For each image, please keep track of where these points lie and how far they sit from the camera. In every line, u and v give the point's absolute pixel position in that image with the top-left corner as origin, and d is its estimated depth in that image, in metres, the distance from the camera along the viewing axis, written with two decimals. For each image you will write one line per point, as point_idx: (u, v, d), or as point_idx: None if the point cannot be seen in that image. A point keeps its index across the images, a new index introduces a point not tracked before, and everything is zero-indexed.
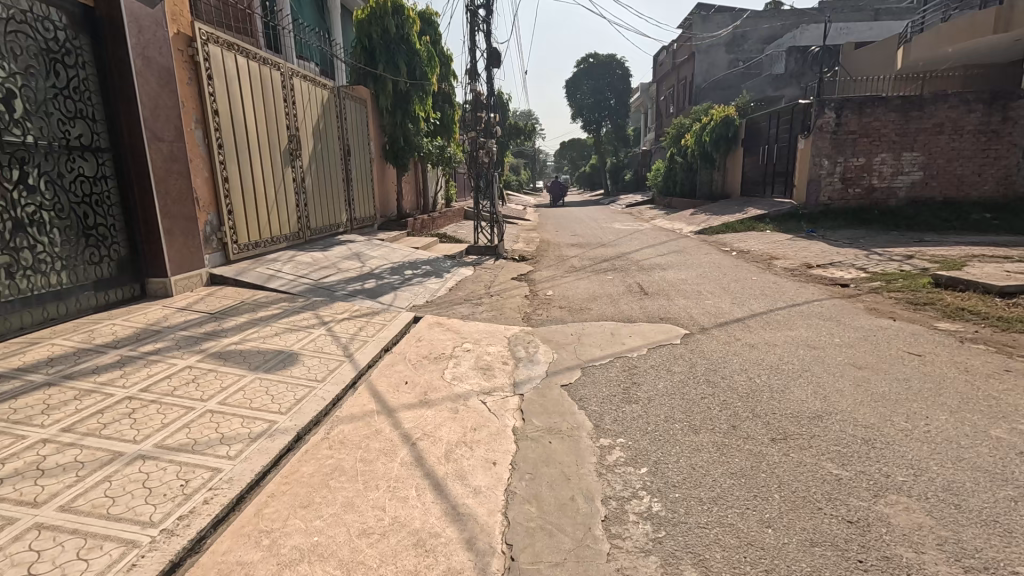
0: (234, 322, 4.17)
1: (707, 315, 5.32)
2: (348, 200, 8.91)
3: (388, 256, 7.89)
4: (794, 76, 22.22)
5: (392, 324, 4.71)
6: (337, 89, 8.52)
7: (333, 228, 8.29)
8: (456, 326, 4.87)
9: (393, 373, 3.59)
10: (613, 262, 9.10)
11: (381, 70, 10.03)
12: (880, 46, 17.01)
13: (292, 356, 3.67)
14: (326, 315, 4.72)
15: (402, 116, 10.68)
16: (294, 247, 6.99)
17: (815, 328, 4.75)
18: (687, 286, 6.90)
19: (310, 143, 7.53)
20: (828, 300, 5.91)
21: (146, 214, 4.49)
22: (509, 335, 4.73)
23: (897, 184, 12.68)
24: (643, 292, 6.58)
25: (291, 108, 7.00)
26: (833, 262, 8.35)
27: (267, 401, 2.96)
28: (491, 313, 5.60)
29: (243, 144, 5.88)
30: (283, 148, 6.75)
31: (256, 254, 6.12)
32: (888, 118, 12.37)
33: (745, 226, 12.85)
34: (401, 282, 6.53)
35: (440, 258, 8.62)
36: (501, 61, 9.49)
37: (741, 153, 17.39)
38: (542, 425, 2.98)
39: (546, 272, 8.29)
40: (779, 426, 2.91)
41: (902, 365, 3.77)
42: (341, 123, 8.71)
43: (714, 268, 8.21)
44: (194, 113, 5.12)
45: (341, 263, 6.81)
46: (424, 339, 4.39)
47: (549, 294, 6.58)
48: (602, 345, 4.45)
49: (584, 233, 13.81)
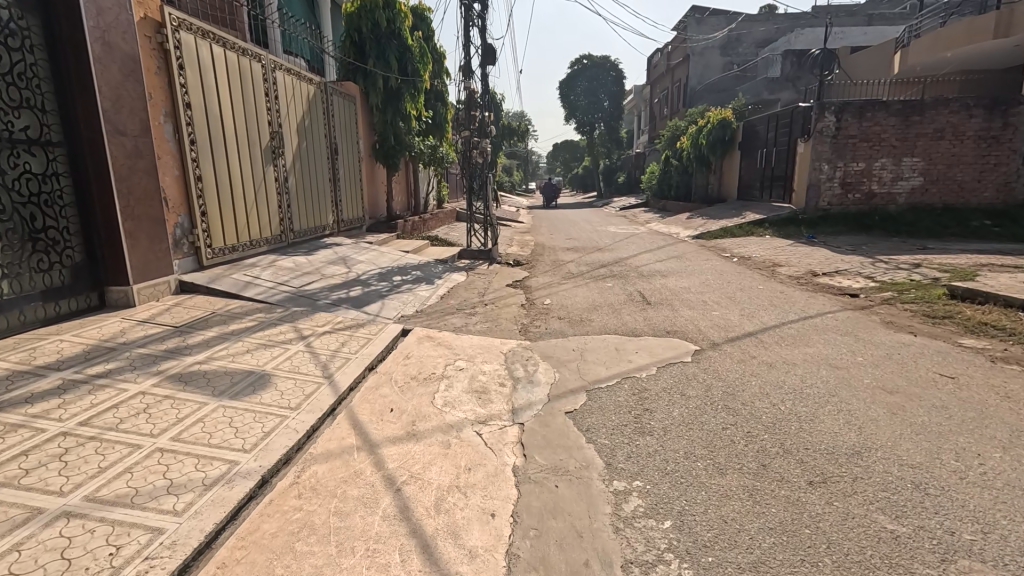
0: (201, 337, 3.75)
1: (715, 328, 4.99)
2: (335, 200, 8.50)
3: (375, 260, 7.48)
4: (789, 80, 21.82)
5: (378, 338, 4.32)
6: (324, 84, 8.10)
7: (319, 230, 7.88)
8: (448, 340, 4.49)
9: (377, 399, 3.20)
10: (611, 267, 8.76)
11: (372, 65, 9.60)
12: (878, 50, 16.83)
13: (263, 378, 3.26)
14: (306, 327, 4.32)
15: (394, 114, 10.28)
16: (275, 251, 6.56)
17: (834, 345, 4.43)
18: (691, 295, 6.57)
19: (294, 140, 7.11)
20: (840, 312, 5.61)
21: (104, 215, 4.06)
22: (506, 351, 4.36)
23: (897, 190, 12.48)
24: (645, 301, 6.24)
25: (273, 102, 6.57)
26: (839, 270, 8.08)
27: (229, 436, 2.56)
28: (486, 324, 5.23)
29: (218, 139, 5.46)
30: (264, 144, 6.33)
31: (233, 258, 5.70)
32: (888, 122, 12.16)
33: (744, 231, 12.58)
34: (389, 290, 6.13)
35: (431, 262, 8.23)
36: (496, 58, 9.13)
37: (738, 157, 17.15)
38: (546, 463, 2.61)
39: (542, 278, 7.93)
40: (816, 466, 2.56)
41: (937, 390, 3.44)
42: (329, 120, 8.28)
43: (717, 275, 7.91)
44: (163, 106, 4.70)
45: (326, 269, 6.39)
46: (413, 356, 4.01)
47: (547, 303, 6.21)
48: (607, 362, 4.09)
49: (579, 237, 13.47)
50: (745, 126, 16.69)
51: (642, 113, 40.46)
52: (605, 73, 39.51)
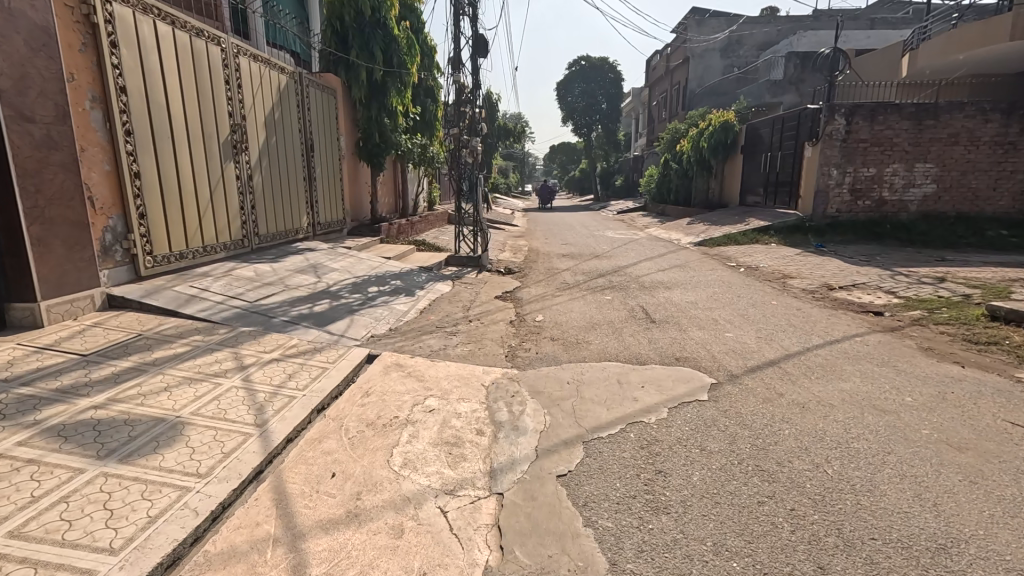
0: (111, 370, 3.06)
1: (732, 356, 4.32)
2: (310, 201, 7.80)
3: (351, 268, 6.79)
4: (792, 83, 21.06)
5: (337, 368, 3.63)
6: (298, 74, 7.41)
7: (290, 234, 7.18)
8: (422, 368, 3.81)
9: (317, 459, 2.51)
10: (611, 278, 8.10)
11: (355, 56, 8.91)
12: (887, 53, 16.28)
13: (174, 429, 2.57)
14: (250, 354, 3.62)
15: (378, 110, 9.60)
16: (235, 258, 5.85)
17: (872, 380, 3.79)
18: (700, 312, 5.91)
19: (261, 135, 6.40)
20: (869, 335, 4.97)
21: (5, 217, 3.37)
22: (487, 383, 3.68)
23: (909, 198, 11.90)
24: (649, 319, 5.58)
25: (235, 91, 5.87)
26: (856, 283, 7.47)
27: (96, 527, 1.87)
28: (467, 347, 4.54)
29: (165, 131, 4.77)
30: (223, 139, 5.64)
31: (181, 267, 4.99)
32: (901, 126, 11.58)
33: (749, 238, 11.94)
34: (362, 303, 5.44)
35: (414, 270, 7.55)
36: (488, 50, 8.46)
37: (741, 160, 16.56)
38: (528, 562, 1.94)
39: (535, 289, 7.25)
40: (895, 573, 1.89)
41: (1016, 445, 2.80)
42: (303, 114, 7.59)
43: (724, 288, 7.29)
44: (90, 90, 4.01)
45: (291, 279, 5.69)
46: (374, 393, 3.31)
47: (539, 320, 5.53)
48: (606, 400, 3.44)
49: (574, 242, 12.82)
50: (748, 129, 16.12)
51: (641, 116, 40.00)
52: (602, 75, 38.88)
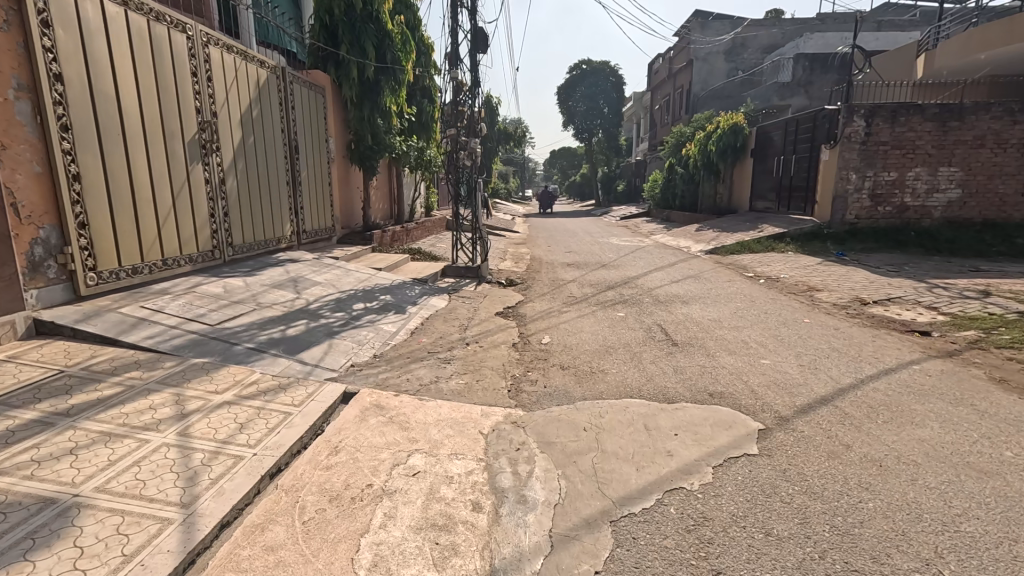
0: (7, 425, 2.40)
1: (776, 392, 3.66)
2: (294, 207, 7.15)
3: (336, 282, 6.14)
4: (800, 85, 20.50)
5: (305, 412, 2.97)
6: (280, 69, 6.80)
7: (270, 244, 6.52)
8: (408, 412, 3.15)
9: (257, 561, 1.85)
10: (622, 290, 7.45)
11: (345, 50, 8.26)
12: (898, 54, 15.79)
13: (64, 515, 1.91)
14: (196, 395, 2.95)
15: (371, 110, 8.96)
16: (203, 271, 5.19)
17: (952, 425, 3.12)
18: (726, 332, 5.25)
19: (236, 134, 5.77)
20: (927, 362, 4.31)
21: None
22: (487, 432, 3.01)
23: (932, 204, 11.26)
24: (670, 342, 4.92)
25: (205, 84, 5.26)
26: (892, 296, 6.82)
27: None
28: (463, 379, 3.87)
29: (115, 126, 4.14)
30: (189, 137, 5.02)
31: (134, 283, 4.33)
32: (924, 127, 10.97)
33: (764, 246, 11.29)
34: (344, 324, 4.78)
35: (406, 283, 6.90)
36: (487, 45, 7.87)
37: (751, 164, 15.96)
38: None
39: (539, 304, 6.59)
40: None
41: None
42: (287, 112, 6.97)
43: (747, 302, 6.64)
44: (14, 76, 3.37)
45: (265, 296, 5.03)
46: (345, 449, 2.65)
47: (545, 343, 4.87)
48: (635, 455, 2.78)
49: (579, 250, 12.18)
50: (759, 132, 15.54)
51: (642, 120, 39.55)
52: (603, 79, 38.36)
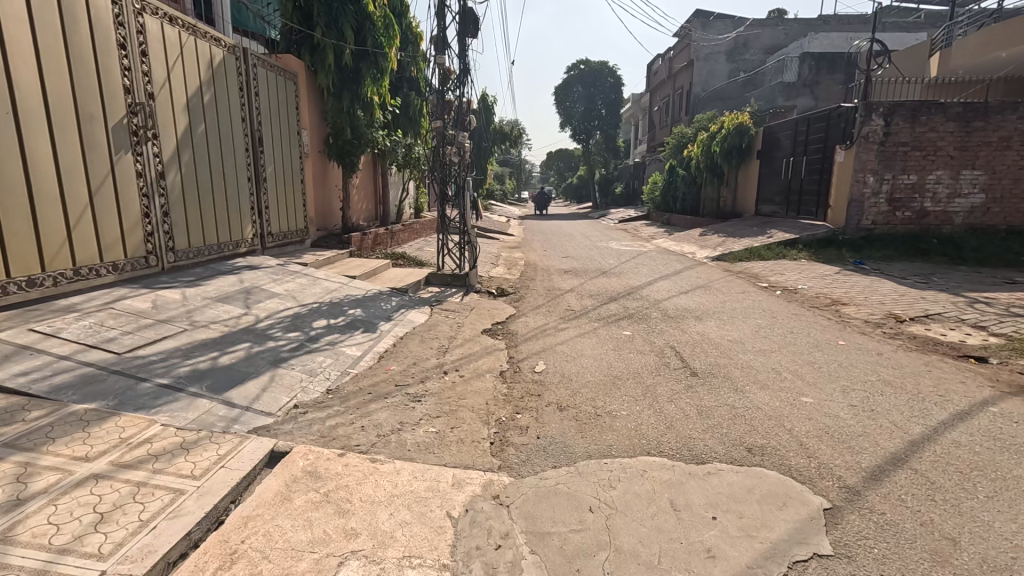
0: None
1: (832, 447, 2.87)
2: (257, 206, 6.31)
3: (298, 293, 5.31)
4: (806, 85, 19.81)
5: (205, 489, 2.13)
6: (240, 49, 5.98)
7: (225, 248, 5.68)
8: (351, 485, 2.33)
9: None
10: (626, 303, 6.65)
11: (320, 34, 7.46)
12: (911, 53, 15.16)
13: None
14: (54, 465, 2.13)
15: (350, 100, 8.15)
16: (132, 282, 4.35)
17: None
18: (752, 358, 4.46)
19: (179, 120, 4.95)
20: (1002, 400, 3.53)
21: None
22: (457, 515, 2.21)
23: (954, 209, 10.55)
24: (688, 371, 4.12)
25: (138, 60, 4.44)
26: (930, 313, 6.07)
27: None
28: (434, 425, 3.06)
29: (3, 104, 3.33)
30: (114, 121, 4.20)
31: (27, 299, 3.49)
32: (946, 127, 10.26)
33: (774, 252, 10.57)
34: (297, 349, 3.95)
35: (383, 294, 6.07)
36: (477, 29, 7.08)
37: (757, 166, 15.25)
38: None
39: (533, 319, 5.79)
40: None
41: None
42: (248, 98, 6.14)
43: (768, 318, 5.87)
44: None
45: (204, 312, 4.20)
46: (248, 556, 1.84)
47: (539, 371, 4.07)
48: (663, 558, 1.98)
49: (576, 255, 11.39)
50: (765, 133, 14.83)
51: (641, 121, 38.83)
52: (603, 79, 37.53)
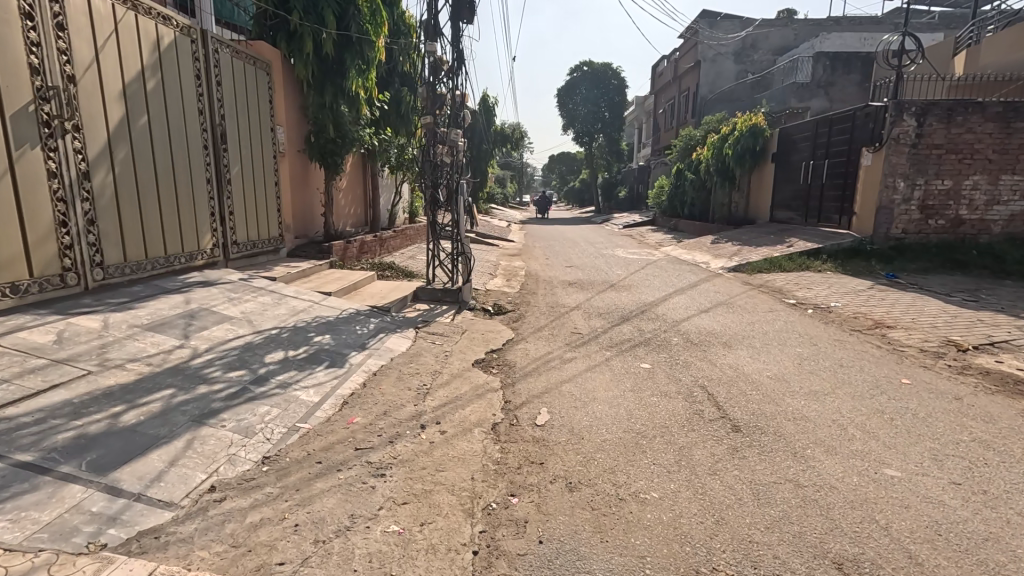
0: None
1: (957, 564, 2.02)
2: (217, 211, 5.48)
3: (256, 316, 4.47)
4: (820, 86, 18.98)
5: None
6: (195, 29, 5.18)
7: (173, 260, 4.85)
8: None
9: None
10: (640, 325, 5.80)
11: (297, 18, 6.65)
12: (938, 48, 14.15)
13: None
14: None
15: (332, 94, 7.34)
16: (39, 307, 3.53)
17: None
18: (806, 405, 3.61)
19: (112, 108, 4.14)
20: None
21: None
22: None
23: (992, 217, 9.72)
24: (728, 425, 3.28)
25: (51, 34, 3.63)
26: (996, 340, 5.23)
27: None
28: (397, 520, 2.21)
29: None
30: (15, 107, 3.41)
31: None
32: (985, 129, 9.44)
33: (797, 263, 9.72)
34: (234, 397, 3.11)
35: (360, 315, 5.22)
36: (473, 13, 6.26)
37: (772, 170, 14.41)
38: None
39: (535, 346, 4.95)
40: None
41: None
42: (206, 87, 5.33)
43: (809, 347, 5.03)
44: None
45: (126, 346, 3.38)
46: None
47: (542, 425, 3.23)
48: None
49: (580, 265, 10.55)
50: (782, 134, 13.98)
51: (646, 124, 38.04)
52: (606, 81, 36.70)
